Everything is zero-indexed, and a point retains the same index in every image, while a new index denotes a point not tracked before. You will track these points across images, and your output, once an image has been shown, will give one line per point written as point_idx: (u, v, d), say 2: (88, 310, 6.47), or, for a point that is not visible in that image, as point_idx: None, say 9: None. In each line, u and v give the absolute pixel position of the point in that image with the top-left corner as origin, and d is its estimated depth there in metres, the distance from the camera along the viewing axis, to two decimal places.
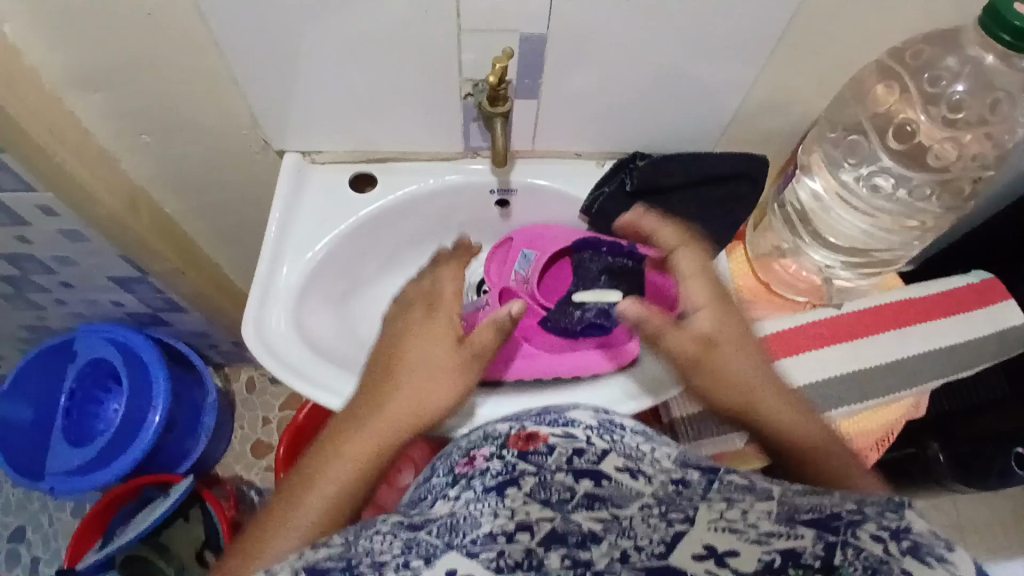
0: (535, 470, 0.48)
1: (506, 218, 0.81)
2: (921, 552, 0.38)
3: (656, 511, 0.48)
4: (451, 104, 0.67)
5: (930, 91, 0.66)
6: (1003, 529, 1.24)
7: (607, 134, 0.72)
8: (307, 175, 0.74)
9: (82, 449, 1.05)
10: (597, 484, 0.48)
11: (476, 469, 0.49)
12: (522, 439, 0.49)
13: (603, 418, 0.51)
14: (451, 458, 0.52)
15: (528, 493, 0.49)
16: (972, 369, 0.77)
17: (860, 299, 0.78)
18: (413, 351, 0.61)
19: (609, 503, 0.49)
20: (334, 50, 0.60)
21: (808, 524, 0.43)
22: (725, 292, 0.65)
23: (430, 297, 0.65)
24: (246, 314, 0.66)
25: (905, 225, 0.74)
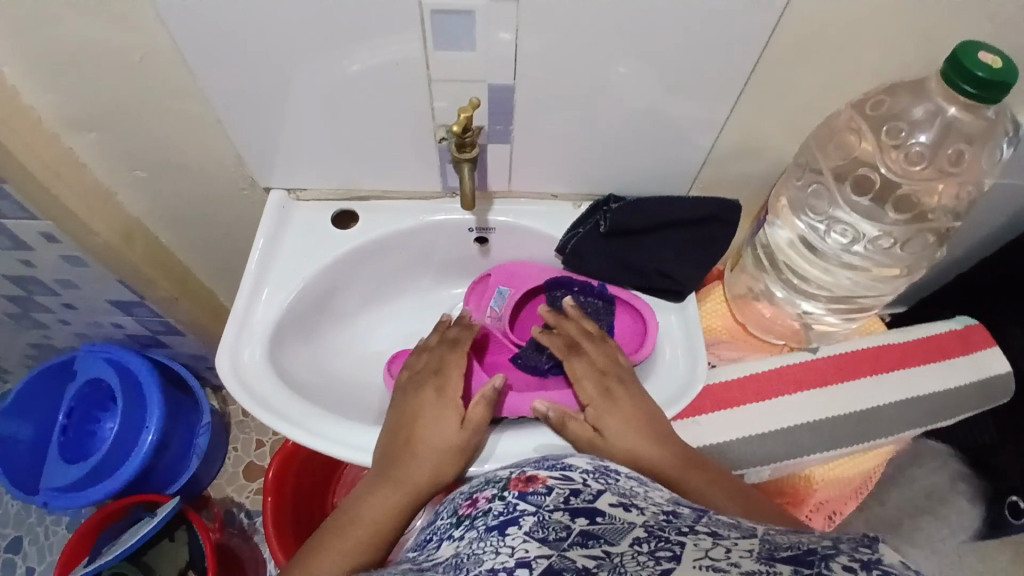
0: (534, 509, 0.44)
1: (485, 255, 0.83)
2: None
3: (646, 549, 0.39)
4: (428, 147, 0.70)
5: (891, 142, 0.65)
6: None
7: (581, 176, 0.74)
8: (291, 212, 0.77)
9: (78, 466, 1.07)
10: (593, 520, 0.42)
11: (477, 507, 0.48)
12: (523, 482, 0.50)
13: (598, 464, 0.53)
14: (455, 501, 0.53)
15: (526, 531, 0.42)
16: (948, 418, 0.78)
17: (836, 344, 0.80)
18: (423, 413, 0.62)
19: (604, 539, 0.40)
20: (310, 96, 0.63)
21: (786, 560, 0.38)
22: (621, 367, 0.67)
23: (438, 366, 0.66)
24: (221, 348, 0.67)
25: (886, 272, 0.73)
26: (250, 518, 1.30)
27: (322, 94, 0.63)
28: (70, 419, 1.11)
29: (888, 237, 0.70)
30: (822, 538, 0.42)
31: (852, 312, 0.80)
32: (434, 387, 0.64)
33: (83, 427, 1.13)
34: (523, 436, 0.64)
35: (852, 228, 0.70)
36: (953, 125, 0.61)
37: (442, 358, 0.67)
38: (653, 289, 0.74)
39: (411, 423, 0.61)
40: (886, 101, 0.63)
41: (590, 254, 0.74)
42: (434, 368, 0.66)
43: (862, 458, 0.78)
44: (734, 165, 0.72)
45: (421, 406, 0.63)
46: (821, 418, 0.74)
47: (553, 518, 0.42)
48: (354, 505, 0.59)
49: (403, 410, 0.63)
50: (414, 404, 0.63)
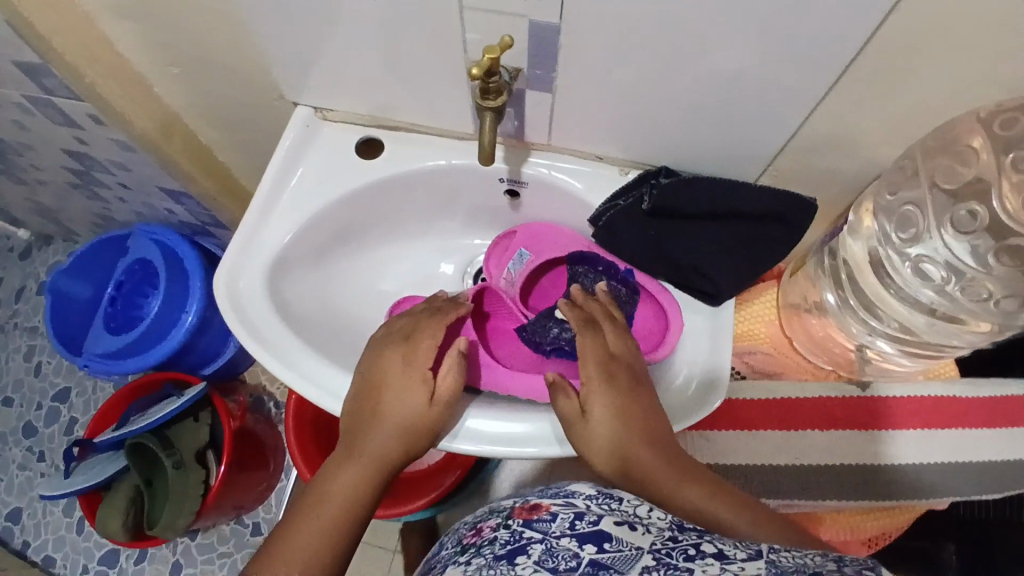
0: (541, 536, 0.43)
1: (516, 210, 0.76)
2: None
3: None
4: (461, 84, 0.62)
5: (1015, 176, 0.53)
6: None
7: (633, 141, 0.64)
8: (316, 131, 0.72)
9: (123, 335, 1.14)
10: (600, 548, 0.41)
11: (482, 537, 0.47)
12: (527, 510, 0.48)
13: (602, 491, 0.49)
14: (458, 533, 0.53)
15: (536, 561, 0.41)
16: (992, 494, 0.67)
17: (894, 386, 0.68)
18: (391, 378, 0.58)
19: (612, 570, 0.39)
20: (336, 12, 0.56)
21: None
22: (631, 354, 0.59)
23: (408, 334, 0.61)
24: (221, 269, 0.66)
25: (970, 326, 0.61)
26: (277, 409, 1.38)
27: (346, 13, 0.56)
28: (119, 291, 1.18)
29: (995, 282, 0.57)
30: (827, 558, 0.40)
31: (927, 353, 0.68)
32: (410, 359, 0.59)
33: (130, 299, 1.18)
34: (540, 424, 0.60)
35: (940, 269, 0.58)
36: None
37: (416, 325, 0.61)
38: (686, 286, 0.65)
39: (378, 391, 0.58)
40: (1020, 120, 0.51)
41: (625, 232, 0.65)
42: (406, 333, 0.61)
43: (878, 515, 0.70)
44: (819, 159, 0.60)
45: (387, 372, 0.59)
46: (821, 465, 0.68)
47: (560, 546, 0.42)
48: (324, 481, 0.54)
49: (371, 370, 0.59)
50: (378, 360, 0.60)
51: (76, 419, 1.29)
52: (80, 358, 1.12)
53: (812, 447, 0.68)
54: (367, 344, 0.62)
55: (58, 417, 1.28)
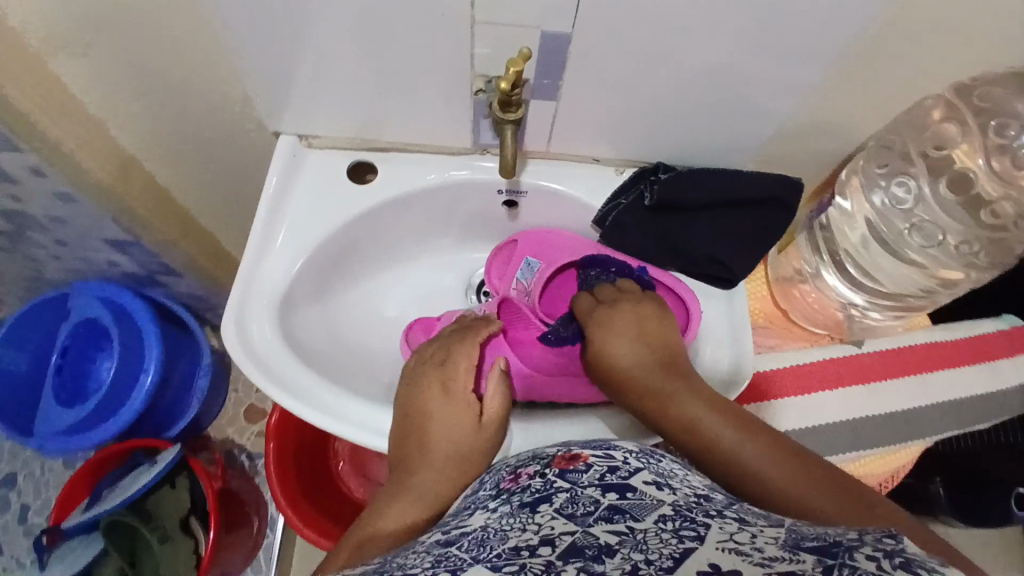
0: (569, 485, 0.41)
1: (513, 219, 0.76)
2: (914, 565, 0.29)
3: (670, 526, 0.35)
4: (462, 98, 0.61)
5: (997, 141, 0.61)
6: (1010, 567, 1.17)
7: (631, 141, 0.66)
8: (301, 160, 0.69)
9: (78, 408, 1.05)
10: (622, 497, 0.39)
11: (519, 483, 0.44)
12: (566, 460, 0.45)
13: (646, 448, 0.48)
14: (500, 474, 0.48)
15: (556, 508, 0.38)
16: (982, 424, 0.75)
17: (881, 340, 0.76)
18: (438, 404, 0.58)
19: (629, 515, 0.37)
20: (336, 33, 0.55)
21: (812, 551, 0.32)
22: (637, 319, 0.60)
23: (443, 358, 0.61)
24: (227, 317, 0.61)
25: (948, 275, 0.69)
26: (252, 460, 1.27)
27: (347, 32, 0.55)
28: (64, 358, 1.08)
29: (957, 236, 0.66)
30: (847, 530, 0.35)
31: (905, 306, 0.75)
32: (453, 381, 0.59)
33: (81, 366, 1.08)
34: (589, 426, 0.61)
35: (938, 230, 0.66)
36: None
37: (449, 348, 0.61)
38: (698, 273, 0.68)
39: (423, 423, 0.56)
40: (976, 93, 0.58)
41: (633, 228, 0.68)
42: (441, 358, 0.61)
43: (893, 458, 0.76)
44: (807, 143, 0.64)
45: (426, 401, 0.58)
46: (838, 422, 0.73)
47: (583, 494, 0.39)
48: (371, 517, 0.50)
49: (415, 396, 0.59)
50: (420, 388, 0.59)
51: (29, 505, 1.14)
52: (31, 440, 1.02)
53: (825, 406, 0.73)
54: (405, 372, 0.62)
55: (7, 506, 1.13)
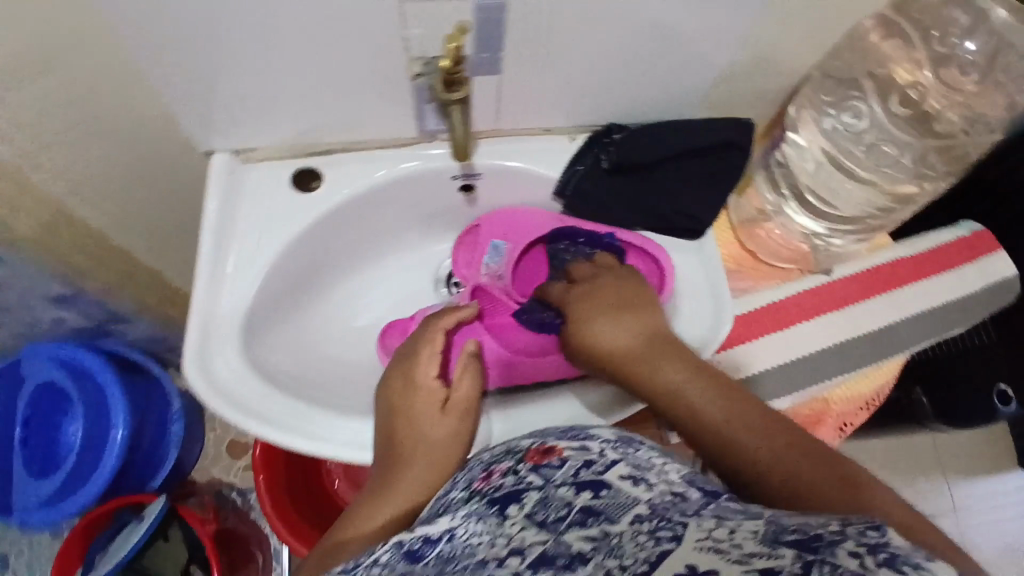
0: (541, 482, 0.35)
1: (472, 205, 0.74)
2: (898, 561, 0.25)
3: (645, 527, 0.31)
4: (401, 85, 0.58)
5: (940, 52, 0.63)
6: (987, 456, 1.26)
7: (581, 106, 0.65)
8: (241, 178, 0.65)
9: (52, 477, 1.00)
10: (597, 495, 0.33)
11: (488, 483, 0.36)
12: (540, 451, 0.38)
13: (624, 434, 0.39)
14: (471, 472, 0.40)
15: (526, 514, 0.33)
16: (953, 330, 0.79)
17: (848, 264, 0.77)
18: (421, 403, 0.54)
19: (604, 517, 0.32)
20: (257, 35, 0.51)
21: (787, 545, 0.29)
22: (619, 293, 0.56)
23: (408, 353, 0.58)
24: (186, 356, 0.58)
25: (904, 192, 0.72)
26: (244, 497, 1.22)
27: (271, 32, 0.51)
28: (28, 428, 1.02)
29: (911, 152, 0.69)
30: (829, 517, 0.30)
31: (864, 229, 0.76)
32: (420, 374, 0.56)
33: (48, 432, 1.03)
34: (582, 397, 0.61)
35: (894, 147, 0.68)
36: (1001, 32, 0.60)
37: (414, 343, 0.59)
38: (665, 228, 0.68)
39: (396, 422, 0.54)
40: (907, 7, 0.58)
41: (595, 193, 0.67)
42: (407, 353, 0.58)
43: (874, 377, 0.78)
44: (754, 83, 0.64)
45: (396, 398, 0.55)
46: (827, 347, 0.75)
47: (556, 495, 0.34)
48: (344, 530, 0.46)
49: (402, 396, 0.55)
50: (404, 388, 0.56)
51: None
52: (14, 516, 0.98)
53: (805, 336, 0.74)
54: (389, 370, 0.58)
55: None
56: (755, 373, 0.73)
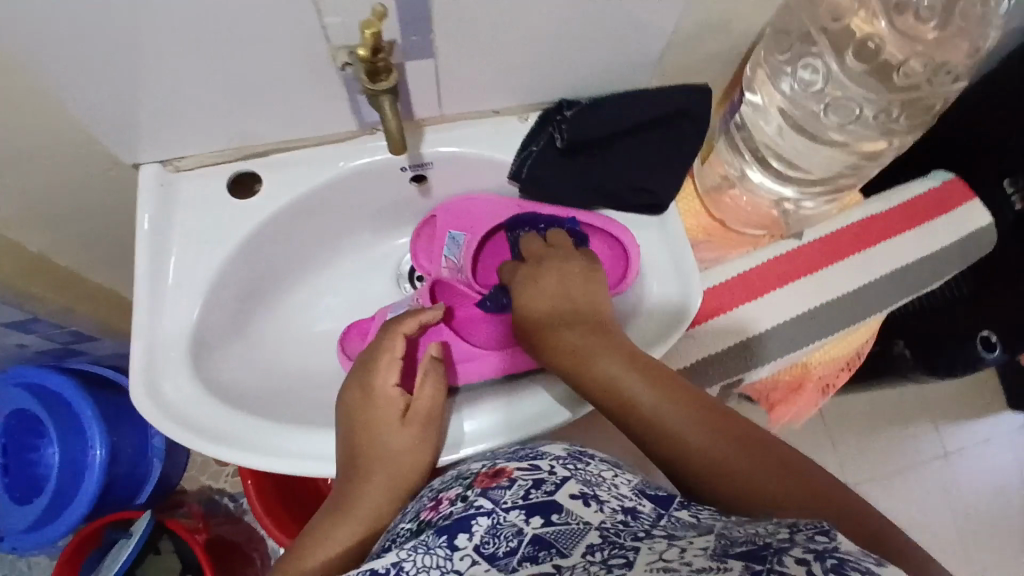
0: (491, 506, 0.36)
1: (426, 195, 0.71)
2: (847, 567, 0.28)
3: (599, 558, 0.33)
4: (328, 78, 0.54)
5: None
6: (972, 401, 1.26)
7: (528, 84, 0.61)
8: (174, 190, 0.62)
9: (35, 502, 0.97)
10: (548, 521, 0.36)
11: (438, 513, 0.38)
12: (489, 477, 0.41)
13: (573, 451, 0.44)
14: (421, 501, 0.43)
15: (476, 546, 0.34)
16: (937, 281, 0.77)
17: (819, 227, 0.75)
18: (382, 415, 0.52)
19: (555, 550, 0.34)
20: (162, 42, 0.47)
21: (740, 557, 0.31)
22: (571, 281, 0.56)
23: (368, 358, 0.56)
24: (134, 382, 0.55)
25: (869, 148, 0.69)
26: (236, 501, 1.21)
27: (179, 38, 0.47)
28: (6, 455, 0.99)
29: (873, 106, 0.65)
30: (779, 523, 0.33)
31: (833, 189, 0.74)
32: (380, 382, 0.54)
33: (26, 457, 1.00)
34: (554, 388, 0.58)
35: (854, 105, 0.65)
36: None
37: (373, 347, 0.56)
38: (626, 206, 0.65)
39: (358, 434, 0.52)
40: None
41: (551, 177, 0.64)
42: (366, 359, 0.56)
43: (852, 338, 0.77)
44: (707, 46, 0.61)
45: (355, 408, 0.53)
46: (814, 307, 0.72)
47: (506, 522, 0.35)
48: (304, 551, 0.46)
49: (361, 407, 0.53)
50: (364, 397, 0.53)
51: None
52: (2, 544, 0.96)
53: (781, 303, 0.72)
54: (347, 377, 0.56)
55: None
56: (741, 341, 0.71)
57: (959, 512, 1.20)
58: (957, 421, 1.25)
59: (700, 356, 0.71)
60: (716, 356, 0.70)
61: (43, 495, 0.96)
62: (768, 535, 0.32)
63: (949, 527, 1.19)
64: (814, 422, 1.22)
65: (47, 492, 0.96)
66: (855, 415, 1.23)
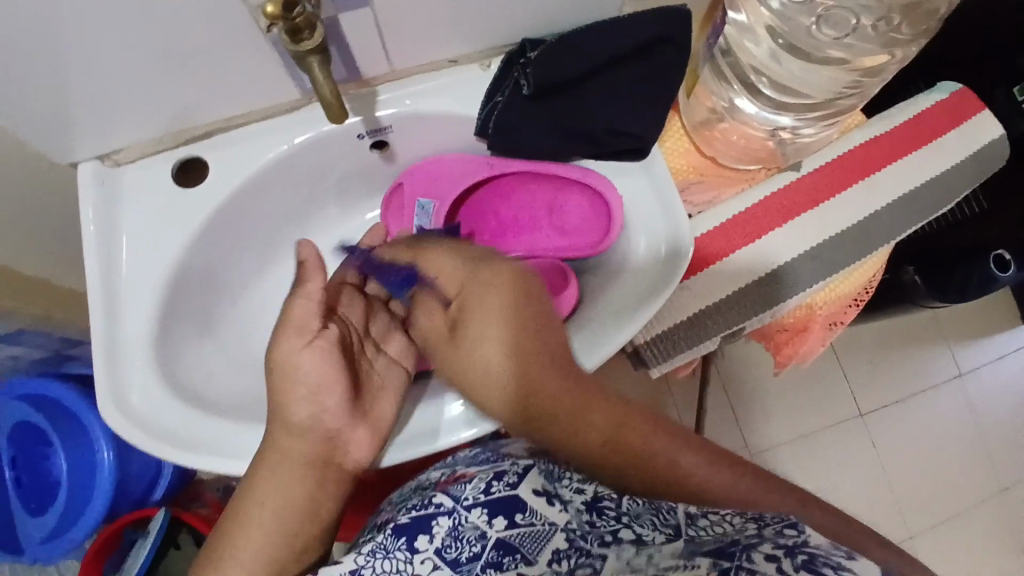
0: (451, 508, 0.43)
1: (391, 161, 0.66)
2: (817, 562, 0.33)
3: (565, 567, 0.39)
4: (257, 43, 0.48)
5: None
6: (990, 316, 1.22)
7: (485, 27, 0.55)
8: (115, 185, 0.57)
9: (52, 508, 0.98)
10: (510, 522, 0.42)
11: (400, 514, 0.45)
12: (451, 478, 0.48)
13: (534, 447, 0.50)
14: (383, 511, 0.50)
15: (438, 549, 0.41)
16: (953, 201, 0.71)
17: (819, 154, 0.69)
18: (296, 391, 0.48)
19: (520, 557, 0.40)
20: (59, 29, 0.41)
21: (707, 555, 0.36)
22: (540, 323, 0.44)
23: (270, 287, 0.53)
24: (101, 397, 0.52)
25: (872, 63, 0.62)
26: None
27: (77, 22, 0.41)
28: (17, 465, 0.99)
29: (872, 15, 0.58)
30: (745, 520, 0.39)
31: (831, 112, 0.68)
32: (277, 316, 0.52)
33: (37, 466, 0.99)
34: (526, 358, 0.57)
35: (851, 14, 0.58)
36: None
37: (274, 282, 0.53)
38: (605, 153, 0.60)
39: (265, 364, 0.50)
40: None
41: (520, 129, 0.58)
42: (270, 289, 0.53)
43: (863, 271, 0.72)
44: None
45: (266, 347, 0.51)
46: (822, 242, 0.67)
47: (467, 526, 0.42)
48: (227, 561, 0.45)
49: (275, 386, 0.49)
50: (278, 371, 0.49)
51: None
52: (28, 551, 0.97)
53: (784, 244, 0.67)
54: None
55: None
56: (745, 286, 0.66)
57: (977, 429, 1.18)
58: (974, 338, 1.21)
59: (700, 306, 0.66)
60: (717, 305, 0.66)
61: (58, 501, 0.97)
62: (736, 535, 0.37)
63: (967, 445, 1.17)
64: (826, 355, 1.18)
65: (63, 498, 0.97)
66: (868, 343, 1.19)
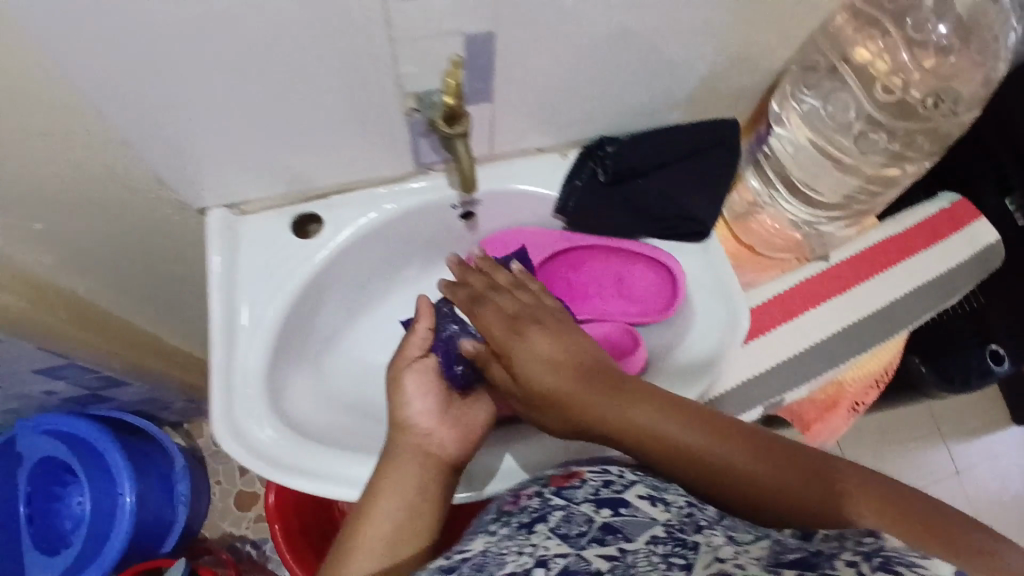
0: (564, 504, 0.47)
1: (472, 231, 0.74)
2: (892, 563, 0.33)
3: (660, 551, 0.40)
4: (392, 122, 0.58)
5: (914, 36, 0.65)
6: (984, 413, 1.30)
7: (573, 124, 0.65)
8: (238, 231, 0.64)
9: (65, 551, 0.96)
10: (615, 512, 0.45)
11: (520, 505, 0.49)
12: (564, 479, 0.52)
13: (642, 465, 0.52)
14: (497, 503, 0.53)
15: (552, 528, 0.44)
16: (958, 295, 0.81)
17: (843, 247, 0.79)
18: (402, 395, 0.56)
19: (622, 535, 0.42)
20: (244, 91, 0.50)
21: (791, 565, 0.36)
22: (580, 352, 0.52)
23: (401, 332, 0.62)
24: (217, 421, 0.57)
25: (883, 174, 0.74)
26: (259, 548, 1.17)
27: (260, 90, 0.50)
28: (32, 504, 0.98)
29: (894, 137, 0.71)
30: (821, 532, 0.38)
31: (851, 213, 0.78)
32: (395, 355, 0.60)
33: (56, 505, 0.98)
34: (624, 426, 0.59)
35: (882, 133, 0.70)
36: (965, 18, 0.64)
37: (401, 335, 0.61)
38: (668, 233, 0.69)
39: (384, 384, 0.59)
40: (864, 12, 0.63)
41: (594, 209, 0.68)
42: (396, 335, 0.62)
43: (882, 353, 0.80)
44: (736, 84, 0.65)
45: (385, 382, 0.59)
46: (849, 324, 0.76)
47: (579, 512, 0.45)
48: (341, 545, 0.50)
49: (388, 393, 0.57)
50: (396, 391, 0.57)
51: None
52: None
53: (813, 324, 0.75)
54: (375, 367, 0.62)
55: None
56: (784, 359, 0.74)
57: None
58: (972, 434, 1.28)
59: (742, 376, 0.73)
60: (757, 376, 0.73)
61: (76, 541, 0.96)
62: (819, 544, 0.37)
63: None
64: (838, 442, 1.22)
65: (80, 538, 0.96)
66: (869, 435, 1.24)
